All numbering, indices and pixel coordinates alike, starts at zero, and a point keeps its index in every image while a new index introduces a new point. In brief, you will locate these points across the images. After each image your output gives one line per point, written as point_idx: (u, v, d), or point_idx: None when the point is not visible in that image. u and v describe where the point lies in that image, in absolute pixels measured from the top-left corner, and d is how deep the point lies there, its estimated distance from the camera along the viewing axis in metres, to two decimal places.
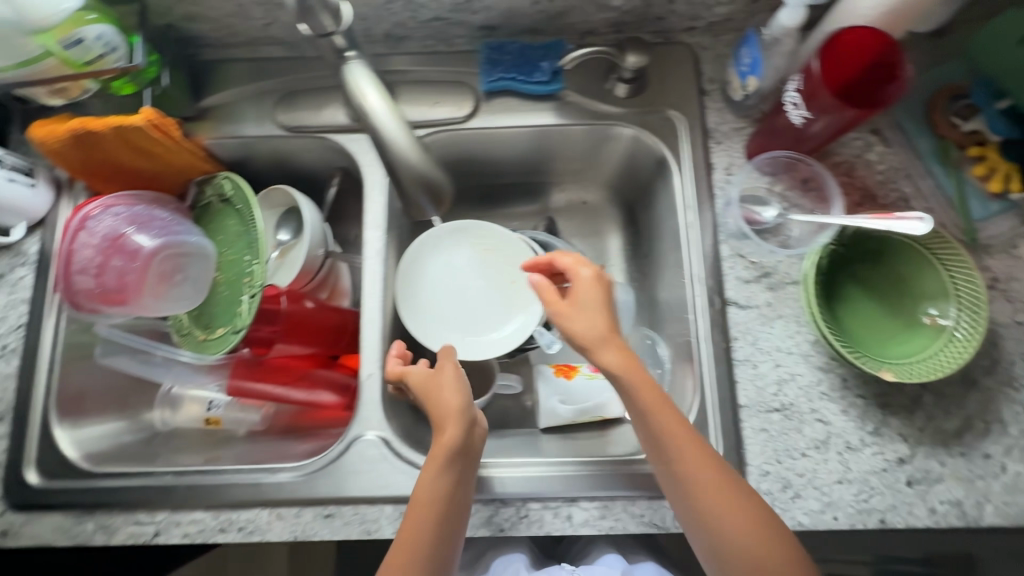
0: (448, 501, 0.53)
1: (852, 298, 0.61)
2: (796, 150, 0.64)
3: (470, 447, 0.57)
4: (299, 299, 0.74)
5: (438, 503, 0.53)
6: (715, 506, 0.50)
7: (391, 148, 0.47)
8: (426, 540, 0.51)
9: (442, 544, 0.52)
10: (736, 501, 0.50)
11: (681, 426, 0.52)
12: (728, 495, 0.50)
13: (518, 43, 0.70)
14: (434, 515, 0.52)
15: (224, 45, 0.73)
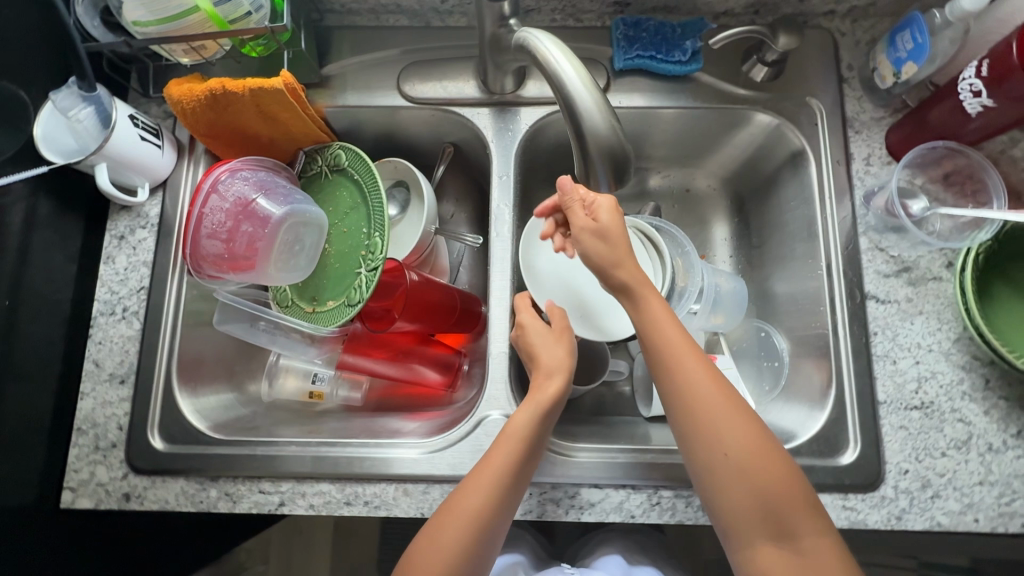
0: (533, 441, 0.56)
1: (1001, 297, 0.60)
2: (955, 143, 0.62)
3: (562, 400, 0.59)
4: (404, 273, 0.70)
5: (524, 440, 0.55)
6: (742, 465, 0.49)
7: (581, 112, 0.45)
8: (507, 471, 0.54)
9: (519, 482, 0.54)
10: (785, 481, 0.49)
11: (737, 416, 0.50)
12: (764, 460, 0.49)
13: (653, 20, 0.68)
14: (521, 450, 0.55)
15: (347, 11, 0.71)
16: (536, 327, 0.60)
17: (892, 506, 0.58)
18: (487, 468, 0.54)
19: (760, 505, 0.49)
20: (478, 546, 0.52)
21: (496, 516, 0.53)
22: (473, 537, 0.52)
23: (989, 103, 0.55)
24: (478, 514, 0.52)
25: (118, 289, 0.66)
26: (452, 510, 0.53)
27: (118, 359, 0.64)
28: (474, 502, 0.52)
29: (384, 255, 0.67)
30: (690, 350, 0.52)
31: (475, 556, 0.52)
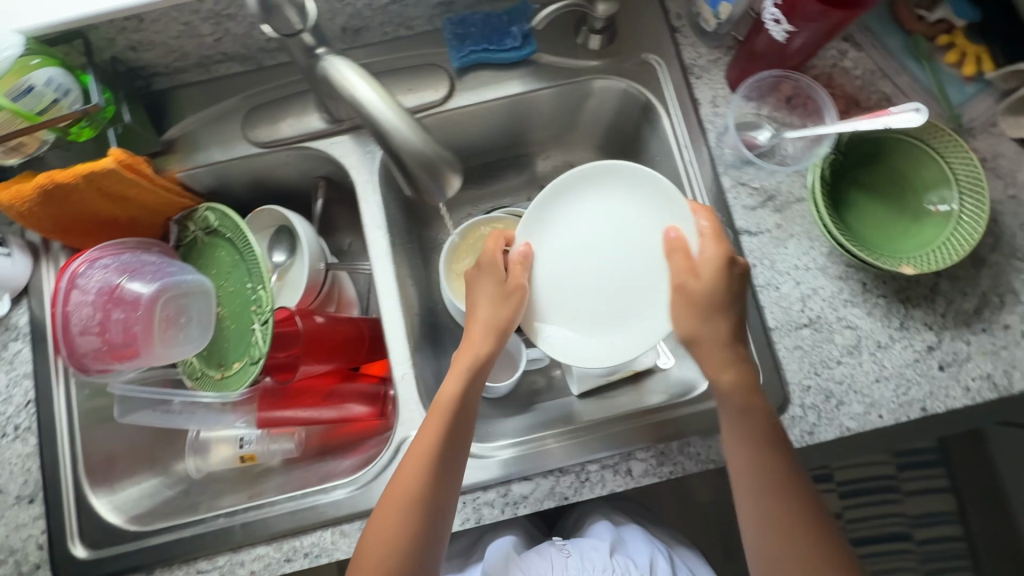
0: (467, 404, 0.58)
1: (858, 204, 0.63)
2: (781, 69, 0.64)
3: (471, 397, 0.58)
4: (310, 315, 0.72)
5: (457, 406, 0.57)
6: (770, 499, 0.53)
7: (393, 138, 0.45)
8: (441, 440, 0.55)
9: (444, 480, 0.54)
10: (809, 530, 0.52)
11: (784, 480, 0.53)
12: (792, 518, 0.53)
13: (479, 14, 0.68)
14: (454, 412, 0.57)
15: (174, 70, 0.69)
16: (489, 270, 0.62)
17: (802, 423, 0.61)
18: (429, 428, 0.56)
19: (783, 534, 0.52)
20: (432, 503, 0.53)
21: (434, 482, 0.54)
22: (414, 507, 0.53)
23: (790, 28, 0.56)
24: (419, 474, 0.53)
25: (4, 409, 0.64)
26: (391, 491, 0.54)
27: (22, 479, 0.62)
28: (410, 470, 0.54)
29: (272, 307, 0.67)
30: (746, 409, 0.54)
31: (424, 513, 0.53)
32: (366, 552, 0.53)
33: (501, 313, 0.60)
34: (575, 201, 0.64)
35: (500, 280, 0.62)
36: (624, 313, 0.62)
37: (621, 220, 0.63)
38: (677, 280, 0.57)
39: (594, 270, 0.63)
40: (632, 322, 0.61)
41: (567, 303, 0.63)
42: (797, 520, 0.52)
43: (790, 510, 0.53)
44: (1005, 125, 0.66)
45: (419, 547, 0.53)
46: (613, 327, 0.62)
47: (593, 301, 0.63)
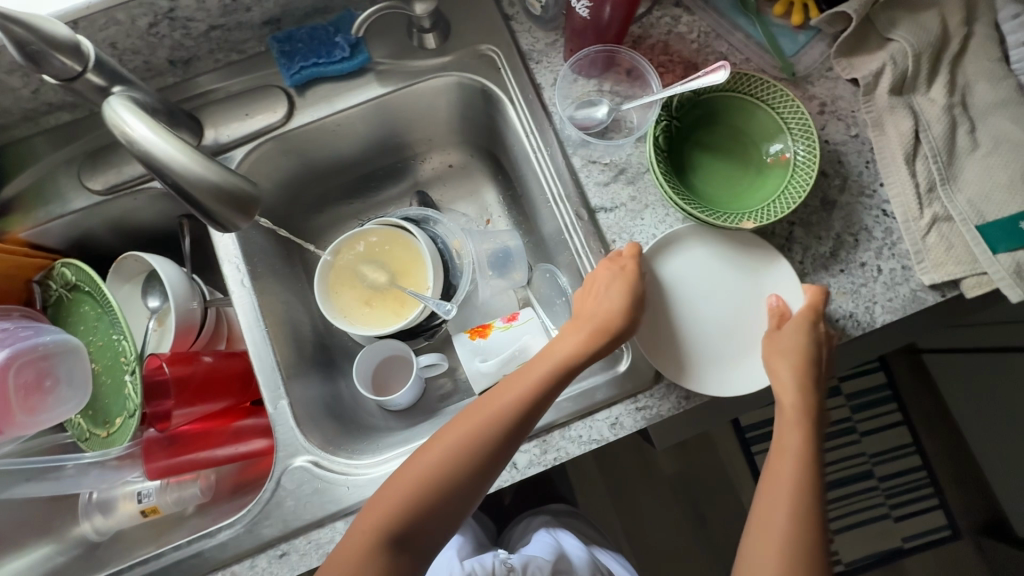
0: (541, 402, 0.57)
1: (703, 164, 0.63)
2: (603, 44, 0.64)
3: (571, 372, 0.58)
4: (195, 357, 0.70)
5: (527, 403, 0.56)
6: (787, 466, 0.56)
7: (173, 171, 0.44)
8: (491, 428, 0.55)
9: (499, 450, 0.54)
10: (796, 505, 0.54)
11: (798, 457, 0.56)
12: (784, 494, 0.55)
13: (304, 28, 0.67)
14: (525, 401, 0.56)
15: (2, 128, 0.67)
16: (606, 277, 0.60)
17: (678, 389, 0.60)
18: (485, 408, 0.56)
19: (766, 500, 0.56)
20: (481, 462, 0.54)
21: (468, 462, 0.53)
22: (443, 478, 0.53)
23: None
24: (486, 426, 0.55)
25: None
26: (423, 452, 0.55)
27: None
28: (450, 441, 0.54)
29: (136, 354, 0.66)
30: (803, 388, 0.58)
31: (466, 472, 0.53)
32: (374, 509, 0.53)
33: (617, 313, 0.58)
34: (688, 252, 0.63)
35: (623, 289, 0.58)
36: (741, 355, 0.61)
37: (746, 270, 0.63)
38: (769, 332, 0.60)
39: (688, 325, 0.62)
40: (747, 362, 0.60)
41: (700, 328, 0.61)
42: (792, 488, 0.55)
43: (801, 471, 0.55)
44: (839, 67, 0.66)
45: (437, 513, 0.53)
46: (724, 362, 0.60)
47: (705, 343, 0.61)
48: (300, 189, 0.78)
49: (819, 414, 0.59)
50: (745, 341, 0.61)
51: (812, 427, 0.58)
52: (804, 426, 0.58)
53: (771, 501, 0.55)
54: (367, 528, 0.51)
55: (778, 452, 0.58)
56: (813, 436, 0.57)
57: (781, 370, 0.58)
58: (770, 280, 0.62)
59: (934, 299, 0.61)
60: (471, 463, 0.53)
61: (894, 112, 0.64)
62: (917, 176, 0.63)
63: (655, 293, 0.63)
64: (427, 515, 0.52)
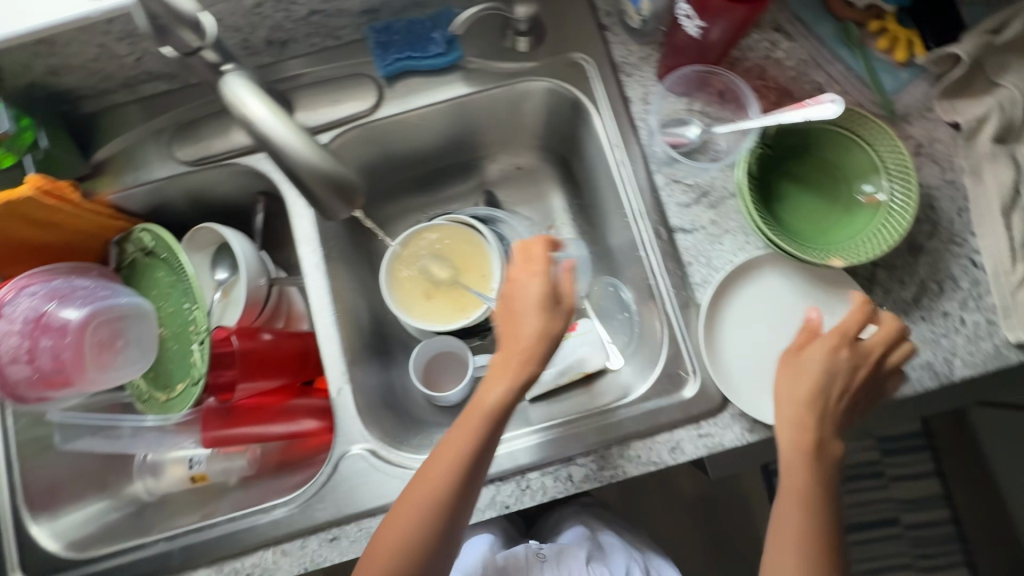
0: (504, 416, 0.50)
1: (792, 196, 0.62)
2: (704, 64, 0.64)
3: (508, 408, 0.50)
4: (256, 334, 0.71)
5: (499, 414, 0.50)
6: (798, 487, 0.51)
7: (289, 158, 0.44)
8: (473, 447, 0.49)
9: (470, 486, 0.50)
10: (817, 547, 0.49)
11: (802, 491, 0.51)
12: (812, 543, 0.49)
13: (402, 21, 0.67)
14: (486, 428, 0.50)
15: (101, 93, 0.69)
16: (529, 281, 0.51)
17: (742, 421, 0.59)
18: (453, 443, 0.50)
19: (785, 525, 0.51)
20: (454, 503, 0.49)
21: (462, 490, 0.49)
22: (440, 510, 0.49)
23: (702, 25, 0.54)
24: (446, 481, 0.49)
25: None
26: (411, 494, 0.50)
27: None
28: (441, 474, 0.49)
29: (208, 326, 0.67)
30: (806, 424, 0.52)
31: (446, 516, 0.49)
32: (376, 551, 0.50)
33: (547, 335, 0.50)
34: (768, 280, 0.62)
35: (546, 286, 0.51)
36: None
37: (824, 301, 0.61)
38: (794, 359, 0.55)
39: (757, 355, 0.60)
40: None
41: (772, 357, 0.60)
42: (801, 523, 0.50)
43: (812, 504, 0.50)
44: (940, 109, 0.64)
45: (432, 561, 0.49)
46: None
47: (778, 372, 0.60)
48: (373, 177, 0.79)
49: (834, 441, 0.53)
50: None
51: (823, 459, 0.51)
52: (824, 453, 0.51)
53: (795, 526, 0.50)
54: (374, 567, 0.49)
55: (787, 475, 0.51)
56: (827, 458, 0.52)
57: (809, 373, 0.53)
58: (848, 314, 0.61)
59: (1018, 358, 0.59)
60: (442, 507, 0.49)
61: (995, 161, 0.62)
62: (1013, 230, 0.60)
63: (725, 320, 0.61)
64: (431, 545, 0.49)
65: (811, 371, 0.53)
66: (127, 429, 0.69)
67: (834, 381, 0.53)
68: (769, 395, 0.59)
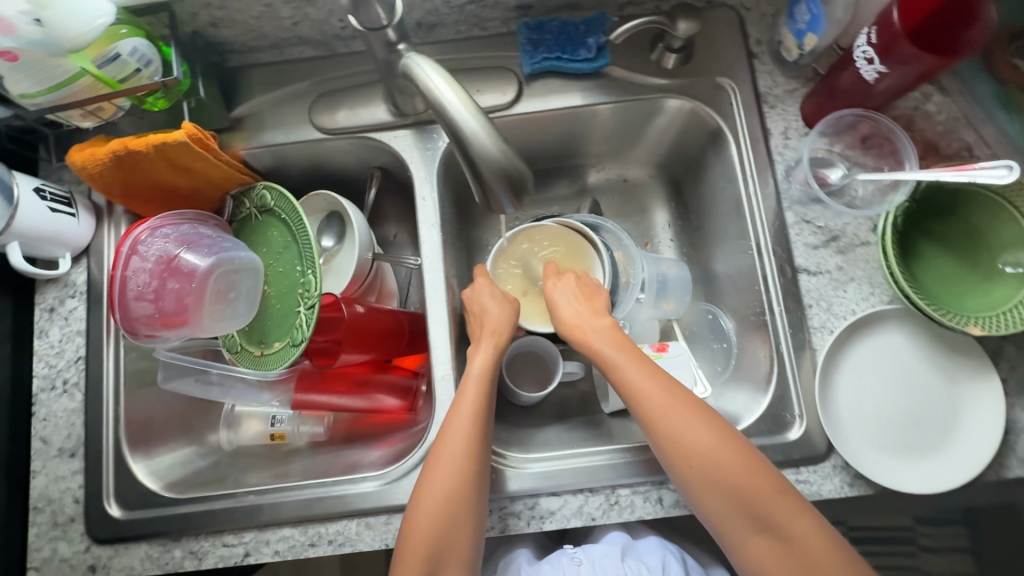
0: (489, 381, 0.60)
1: (928, 256, 0.60)
2: (863, 108, 0.62)
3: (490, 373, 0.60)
4: (349, 305, 0.71)
5: (482, 382, 0.59)
6: (730, 483, 0.50)
7: (471, 146, 0.44)
8: (478, 411, 0.57)
9: (480, 441, 0.56)
10: (737, 458, 0.51)
11: (709, 421, 0.53)
12: (733, 455, 0.51)
13: (556, 21, 0.68)
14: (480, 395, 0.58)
15: (248, 49, 0.71)
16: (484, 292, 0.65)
17: (844, 473, 0.58)
18: (457, 414, 0.57)
19: (752, 512, 0.50)
20: (474, 447, 0.55)
21: (478, 451, 0.55)
22: (462, 473, 0.54)
23: (882, 70, 0.55)
24: (464, 429, 0.56)
25: (55, 362, 0.66)
26: (433, 467, 0.55)
27: (66, 433, 0.64)
28: (454, 444, 0.55)
29: (320, 292, 0.66)
30: (648, 377, 0.55)
31: (473, 453, 0.55)
32: (414, 531, 0.53)
33: (508, 315, 0.64)
34: (892, 336, 0.61)
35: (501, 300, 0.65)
36: (924, 453, 0.58)
37: (946, 367, 0.60)
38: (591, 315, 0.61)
39: (865, 408, 0.59)
40: (927, 464, 0.57)
41: (882, 413, 0.59)
42: (726, 449, 0.51)
43: (722, 430, 0.52)
44: None
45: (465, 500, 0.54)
46: (900, 457, 0.58)
47: (886, 430, 0.59)
48: None
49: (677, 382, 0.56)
50: (929, 441, 0.58)
51: (696, 406, 0.54)
52: (681, 394, 0.55)
53: (746, 509, 0.50)
54: (418, 538, 0.53)
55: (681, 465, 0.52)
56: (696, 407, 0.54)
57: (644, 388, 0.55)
58: (970, 386, 0.59)
59: None
60: (471, 451, 0.55)
61: None
62: None
63: (841, 367, 0.60)
64: (464, 505, 0.54)
65: (648, 385, 0.55)
66: (217, 377, 0.69)
67: (685, 402, 0.54)
68: (873, 450, 0.58)
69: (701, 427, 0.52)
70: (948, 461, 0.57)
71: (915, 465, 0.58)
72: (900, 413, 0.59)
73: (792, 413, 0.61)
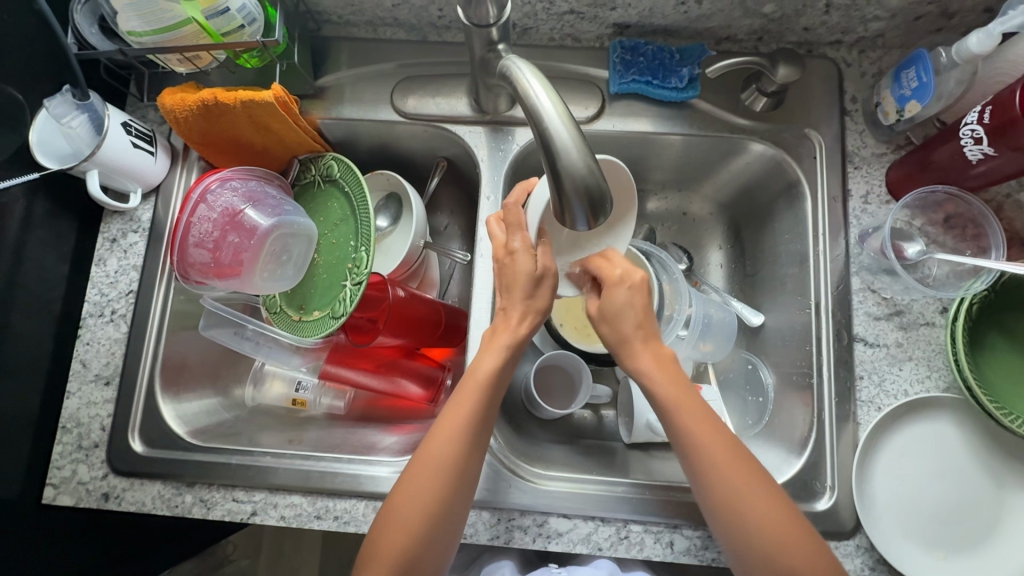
0: (494, 389, 0.55)
1: (995, 350, 0.57)
2: (955, 188, 0.59)
3: (513, 358, 0.56)
4: (390, 288, 0.69)
5: (486, 389, 0.54)
6: (756, 533, 0.48)
7: (557, 156, 0.43)
8: (471, 421, 0.53)
9: (486, 422, 0.54)
10: (761, 495, 0.49)
11: (731, 450, 0.50)
12: (756, 492, 0.49)
13: (651, 45, 0.67)
14: (480, 403, 0.54)
15: (344, 22, 0.72)
16: (525, 263, 0.53)
17: (866, 555, 0.56)
18: (452, 418, 0.53)
19: (765, 548, 0.48)
20: (476, 425, 0.54)
21: (476, 434, 0.53)
22: (441, 485, 0.52)
23: (990, 151, 0.53)
24: (469, 407, 0.53)
25: (107, 291, 0.68)
26: (422, 452, 0.53)
27: (105, 360, 0.66)
28: (439, 452, 0.52)
29: (370, 270, 0.65)
30: (677, 389, 0.51)
31: (473, 429, 0.53)
32: (384, 537, 0.51)
33: (539, 310, 0.55)
34: (941, 424, 0.58)
35: (549, 285, 0.54)
36: (953, 550, 0.55)
37: (993, 468, 0.57)
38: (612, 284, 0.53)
39: (899, 491, 0.57)
40: (954, 562, 0.55)
41: (915, 501, 0.57)
42: (739, 482, 0.49)
43: (746, 464, 0.50)
44: None
45: (453, 472, 0.52)
46: (928, 550, 0.55)
47: (918, 518, 0.56)
48: None
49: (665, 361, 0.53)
50: (963, 538, 0.55)
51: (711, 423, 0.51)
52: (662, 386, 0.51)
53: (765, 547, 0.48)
54: (390, 544, 0.51)
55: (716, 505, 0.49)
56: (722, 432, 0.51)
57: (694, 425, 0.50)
58: (1015, 493, 0.56)
59: None
60: (472, 426, 0.53)
61: None
62: None
63: (883, 446, 0.58)
64: (442, 517, 0.52)
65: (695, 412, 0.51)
66: (252, 333, 0.69)
67: (731, 446, 0.50)
68: (900, 536, 0.56)
69: (723, 455, 0.50)
70: (978, 564, 0.55)
71: (943, 561, 0.55)
72: (937, 505, 0.57)
73: (822, 483, 0.59)
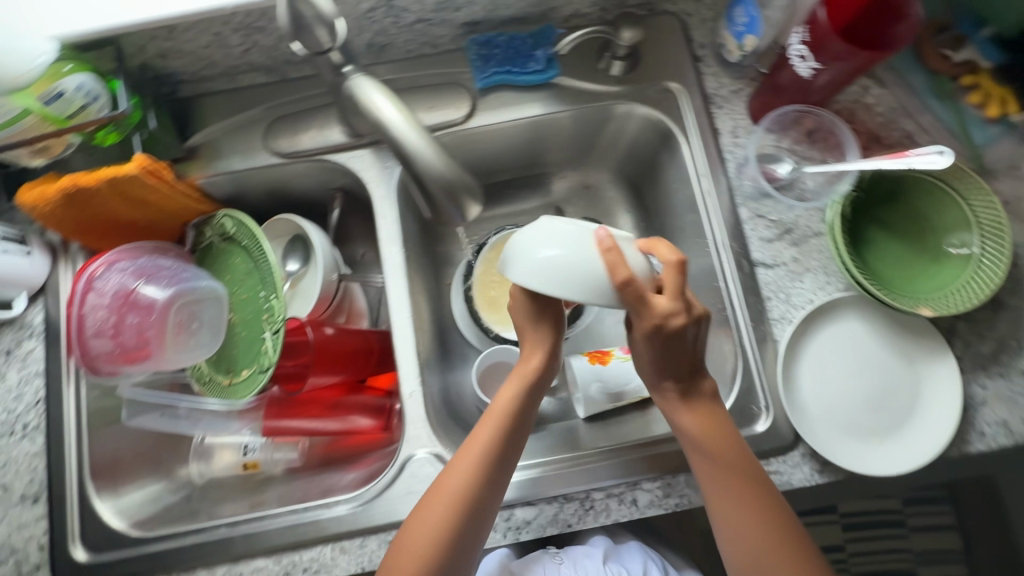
0: (517, 421, 0.56)
1: (877, 242, 0.61)
2: (803, 104, 0.64)
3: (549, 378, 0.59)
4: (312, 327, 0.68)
5: (508, 418, 0.55)
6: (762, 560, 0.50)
7: (416, 164, 0.44)
8: (492, 448, 0.54)
9: (509, 452, 0.55)
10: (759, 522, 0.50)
11: (743, 470, 0.52)
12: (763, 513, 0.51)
13: (504, 36, 0.70)
14: (502, 432, 0.55)
15: (201, 79, 0.71)
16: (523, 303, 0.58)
17: (813, 460, 0.59)
18: (475, 440, 0.54)
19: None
20: (496, 457, 0.54)
21: (499, 462, 0.54)
22: (457, 512, 0.51)
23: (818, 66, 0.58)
24: (492, 442, 0.54)
25: (14, 406, 0.64)
26: (442, 482, 0.53)
27: (28, 478, 0.63)
28: (455, 483, 0.52)
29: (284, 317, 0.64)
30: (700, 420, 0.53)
31: (496, 464, 0.53)
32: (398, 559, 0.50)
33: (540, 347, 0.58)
34: (849, 321, 0.62)
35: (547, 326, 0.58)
36: (886, 434, 0.59)
37: (904, 350, 0.61)
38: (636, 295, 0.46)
39: (826, 393, 0.61)
40: (889, 444, 0.58)
41: (842, 398, 0.60)
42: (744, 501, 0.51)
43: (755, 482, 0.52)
44: None
45: (472, 498, 0.52)
46: (863, 438, 0.59)
47: (849, 413, 0.60)
48: None
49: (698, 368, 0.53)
50: (891, 420, 0.59)
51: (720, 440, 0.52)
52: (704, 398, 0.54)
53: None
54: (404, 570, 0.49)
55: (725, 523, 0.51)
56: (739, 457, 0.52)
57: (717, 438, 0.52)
58: (926, 367, 0.60)
59: None
60: (494, 458, 0.54)
61: None
62: None
63: (803, 357, 0.61)
64: (462, 543, 0.51)
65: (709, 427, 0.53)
66: (182, 410, 0.67)
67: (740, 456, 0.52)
68: (837, 435, 0.59)
69: (733, 470, 0.52)
70: (910, 439, 0.58)
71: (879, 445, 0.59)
72: (862, 398, 0.60)
73: (760, 407, 0.61)
